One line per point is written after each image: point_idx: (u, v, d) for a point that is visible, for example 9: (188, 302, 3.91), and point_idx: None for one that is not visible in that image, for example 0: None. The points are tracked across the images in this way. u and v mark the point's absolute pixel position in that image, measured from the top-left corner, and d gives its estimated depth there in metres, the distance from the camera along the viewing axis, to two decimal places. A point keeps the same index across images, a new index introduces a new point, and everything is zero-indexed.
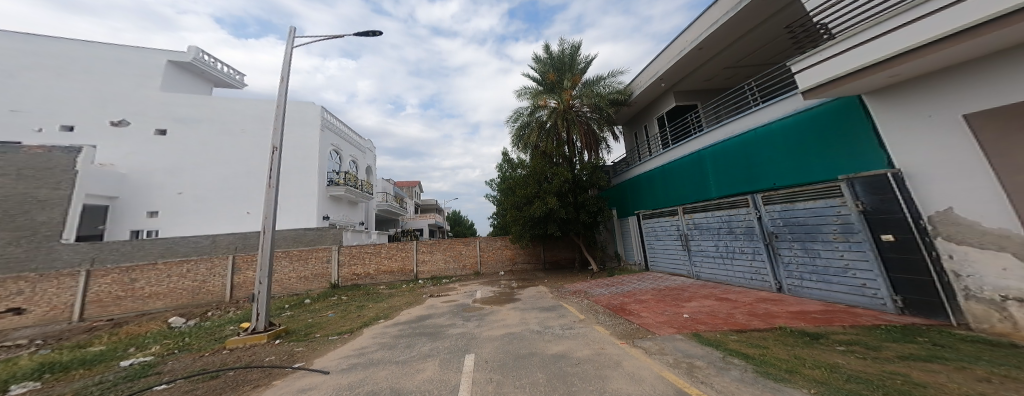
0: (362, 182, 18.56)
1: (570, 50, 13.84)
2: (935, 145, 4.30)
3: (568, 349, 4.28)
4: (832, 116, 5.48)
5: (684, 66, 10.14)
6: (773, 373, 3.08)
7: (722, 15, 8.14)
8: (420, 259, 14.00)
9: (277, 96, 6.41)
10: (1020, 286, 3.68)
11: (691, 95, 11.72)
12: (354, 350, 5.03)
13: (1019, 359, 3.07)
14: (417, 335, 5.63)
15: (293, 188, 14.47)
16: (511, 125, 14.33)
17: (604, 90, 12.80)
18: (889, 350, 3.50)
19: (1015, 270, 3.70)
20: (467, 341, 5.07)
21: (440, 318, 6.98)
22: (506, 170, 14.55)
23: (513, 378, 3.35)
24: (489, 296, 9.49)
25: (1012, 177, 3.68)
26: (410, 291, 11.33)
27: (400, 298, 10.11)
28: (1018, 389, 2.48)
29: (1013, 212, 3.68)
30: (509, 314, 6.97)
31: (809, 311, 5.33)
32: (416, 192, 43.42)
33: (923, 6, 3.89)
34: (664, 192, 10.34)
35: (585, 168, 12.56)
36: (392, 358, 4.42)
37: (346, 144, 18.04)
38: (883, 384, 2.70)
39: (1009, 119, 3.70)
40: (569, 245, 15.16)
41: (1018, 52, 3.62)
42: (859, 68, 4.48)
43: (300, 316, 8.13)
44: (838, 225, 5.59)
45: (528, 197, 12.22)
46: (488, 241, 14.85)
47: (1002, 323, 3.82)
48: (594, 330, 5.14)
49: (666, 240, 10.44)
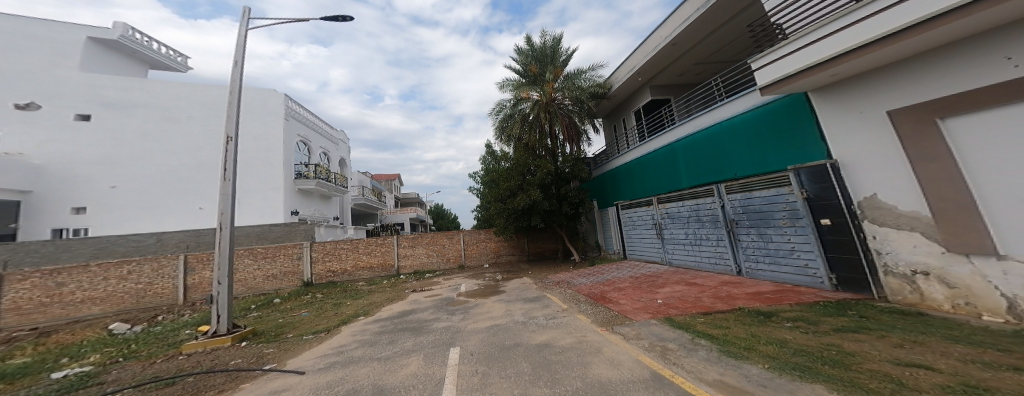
0: (336, 176, 17.72)
1: (552, 42, 13.84)
2: (865, 138, 4.76)
3: (551, 338, 4.41)
4: (784, 112, 5.91)
5: (658, 61, 10.47)
6: (733, 351, 3.34)
7: (693, 12, 8.39)
8: (402, 253, 13.73)
9: (230, 81, 5.91)
10: (925, 261, 4.25)
11: (666, 90, 12.14)
12: (332, 348, 4.91)
13: (925, 325, 3.54)
14: (400, 331, 5.55)
15: (257, 182, 13.56)
16: (494, 117, 14.29)
17: (584, 84, 12.99)
18: (826, 324, 3.89)
19: (923, 247, 4.26)
20: (452, 334, 5.06)
21: (424, 312, 6.90)
22: (491, 162, 14.77)
23: (497, 369, 3.40)
24: (473, 289, 9.48)
25: (919, 166, 4.18)
26: (391, 287, 11.09)
27: (381, 294, 9.90)
28: (923, 352, 2.86)
29: (923, 198, 4.19)
30: (493, 306, 7.02)
31: (763, 291, 5.80)
32: (396, 185, 42.19)
33: (860, 12, 4.28)
34: (641, 182, 10.71)
35: (568, 160, 12.63)
36: (373, 355, 4.33)
37: (315, 134, 17.04)
38: (821, 355, 3.01)
39: (922, 117, 4.13)
40: (552, 236, 15.39)
41: (931, 56, 4.08)
42: (806, 67, 4.88)
43: (269, 316, 7.74)
44: (786, 211, 6.06)
45: (512, 190, 12.30)
46: (471, 234, 14.78)
47: (912, 294, 4.39)
48: (575, 319, 5.31)
49: (642, 229, 10.88)
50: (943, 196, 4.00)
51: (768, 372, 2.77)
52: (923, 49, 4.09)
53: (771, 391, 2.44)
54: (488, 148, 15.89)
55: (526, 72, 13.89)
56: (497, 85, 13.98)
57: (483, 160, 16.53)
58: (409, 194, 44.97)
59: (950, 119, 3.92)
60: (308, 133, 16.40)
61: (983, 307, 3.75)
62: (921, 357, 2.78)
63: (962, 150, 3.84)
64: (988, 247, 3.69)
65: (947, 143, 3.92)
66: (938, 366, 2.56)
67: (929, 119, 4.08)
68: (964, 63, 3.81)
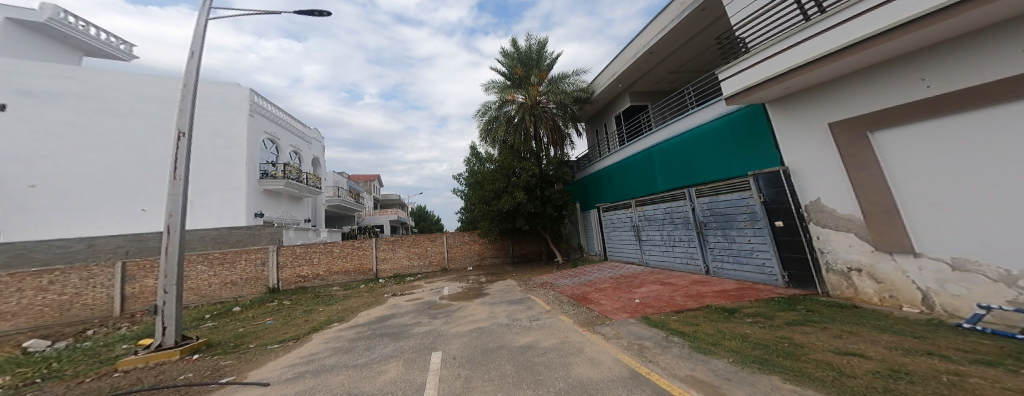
0: (309, 175, 16.85)
1: (537, 46, 13.96)
2: (811, 148, 5.22)
3: (535, 339, 4.41)
4: (745, 121, 6.32)
5: (638, 68, 10.86)
6: (702, 346, 3.51)
7: (670, 22, 8.76)
8: (382, 256, 13.33)
9: (185, 74, 5.47)
10: (858, 259, 4.73)
11: (644, 96, 12.59)
12: (301, 357, 4.64)
13: (859, 317, 3.92)
14: (378, 336, 5.35)
15: (217, 182, 12.64)
16: (479, 119, 14.26)
17: (568, 88, 13.16)
18: (781, 318, 4.19)
19: (857, 246, 4.73)
20: (434, 338, 4.94)
21: (404, 317, 6.69)
22: (477, 164, 14.78)
23: (481, 372, 3.36)
24: (457, 292, 9.33)
25: (853, 173, 4.65)
26: (369, 291, 10.67)
27: (358, 299, 9.51)
28: (858, 341, 3.15)
29: (857, 202, 4.67)
30: (477, 308, 6.93)
31: (727, 289, 6.15)
32: (375, 186, 40.82)
33: (802, 33, 4.71)
34: (620, 185, 11.02)
35: (552, 162, 12.77)
36: (348, 362, 4.14)
37: (284, 132, 16.13)
38: (776, 347, 3.23)
39: (856, 130, 4.60)
40: (536, 238, 15.40)
41: (861, 75, 4.55)
42: (761, 81, 5.30)
43: (228, 326, 7.20)
44: (747, 214, 6.47)
45: (496, 192, 12.28)
46: (455, 236, 14.57)
47: (848, 289, 4.87)
48: (558, 320, 5.35)
49: (622, 230, 11.19)
50: (871, 200, 4.49)
51: (733, 366, 2.93)
52: (858, 69, 4.54)
53: (735, 384, 2.57)
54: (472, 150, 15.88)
55: (512, 75, 13.95)
56: (482, 87, 13.92)
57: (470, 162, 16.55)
58: (389, 196, 43.66)
59: (878, 132, 4.39)
60: (277, 130, 15.51)
61: (905, 299, 4.23)
62: (855, 345, 3.06)
63: (887, 159, 4.31)
64: (906, 245, 4.17)
65: (875, 154, 4.40)
66: (868, 353, 2.82)
67: (861, 132, 4.55)
68: (887, 83, 4.28)
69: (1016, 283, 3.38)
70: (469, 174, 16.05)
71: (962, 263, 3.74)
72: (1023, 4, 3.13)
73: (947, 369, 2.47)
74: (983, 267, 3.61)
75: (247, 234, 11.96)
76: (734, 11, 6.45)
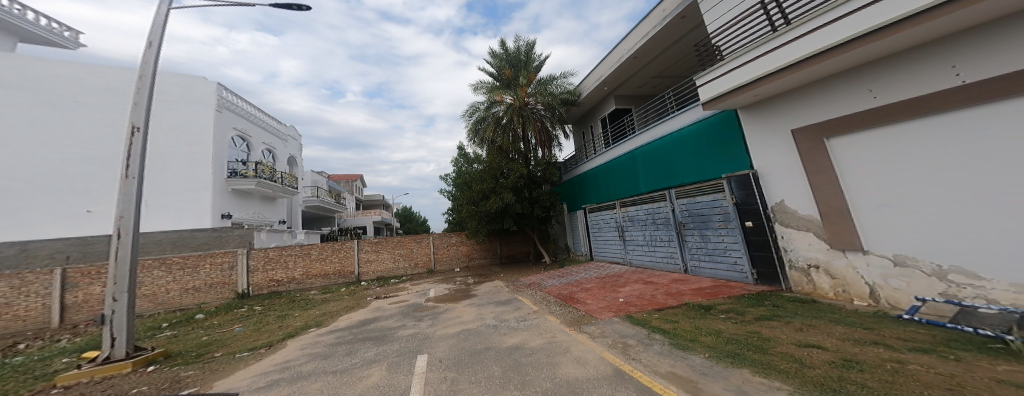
0: (285, 175, 16.14)
1: (525, 47, 14.02)
2: (776, 152, 5.57)
3: (522, 340, 4.40)
4: (719, 126, 6.59)
5: (623, 72, 11.12)
6: (680, 343, 3.63)
7: (652, 29, 9.03)
8: (364, 259, 12.95)
9: (141, 64, 5.09)
10: (817, 256, 5.10)
11: (628, 100, 12.90)
12: (277, 364, 4.41)
13: (816, 310, 4.20)
14: (361, 340, 5.17)
15: (181, 181, 11.85)
16: (467, 119, 14.26)
17: (556, 90, 13.24)
18: (751, 313, 4.39)
19: (815, 245, 5.10)
20: (420, 341, 4.83)
21: (388, 320, 6.51)
22: (466, 165, 14.74)
23: (468, 374, 3.31)
24: (443, 294, 9.18)
25: (813, 177, 5.03)
26: (350, 295, 10.31)
27: (338, 302, 9.17)
28: (817, 333, 3.36)
29: (815, 204, 5.05)
30: (464, 310, 6.84)
31: (703, 286, 6.39)
32: (358, 186, 39.66)
33: (766, 45, 5.03)
34: (606, 187, 11.21)
35: (540, 164, 12.79)
36: (327, 368, 3.98)
37: (256, 128, 15.35)
38: (746, 341, 3.39)
39: (815, 135, 4.97)
40: (524, 239, 15.37)
41: (818, 85, 4.92)
42: (730, 89, 5.60)
43: (188, 335, 6.73)
44: (721, 214, 6.74)
45: (484, 193, 12.23)
46: (442, 237, 14.38)
47: (807, 284, 5.24)
48: (545, 320, 5.36)
49: (607, 231, 11.40)
50: (827, 202, 4.88)
51: (709, 361, 3.04)
52: (818, 80, 4.90)
53: (711, 379, 2.67)
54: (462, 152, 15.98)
55: (500, 76, 13.98)
56: (470, 87, 13.88)
57: (460, 163, 16.58)
58: (372, 197, 42.49)
59: (834, 139, 4.77)
60: (248, 127, 14.73)
61: (856, 293, 4.63)
62: (813, 337, 3.26)
63: (842, 163, 4.70)
64: (857, 243, 4.58)
65: (831, 159, 4.78)
66: (824, 344, 3.02)
67: (819, 138, 4.93)
68: (840, 92, 4.66)
69: (947, 277, 3.81)
70: (457, 174, 16.01)
71: (903, 259, 4.16)
72: (951, 25, 3.51)
73: (890, 357, 2.69)
74: (920, 263, 4.02)
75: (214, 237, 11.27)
76: (709, 20, 6.74)
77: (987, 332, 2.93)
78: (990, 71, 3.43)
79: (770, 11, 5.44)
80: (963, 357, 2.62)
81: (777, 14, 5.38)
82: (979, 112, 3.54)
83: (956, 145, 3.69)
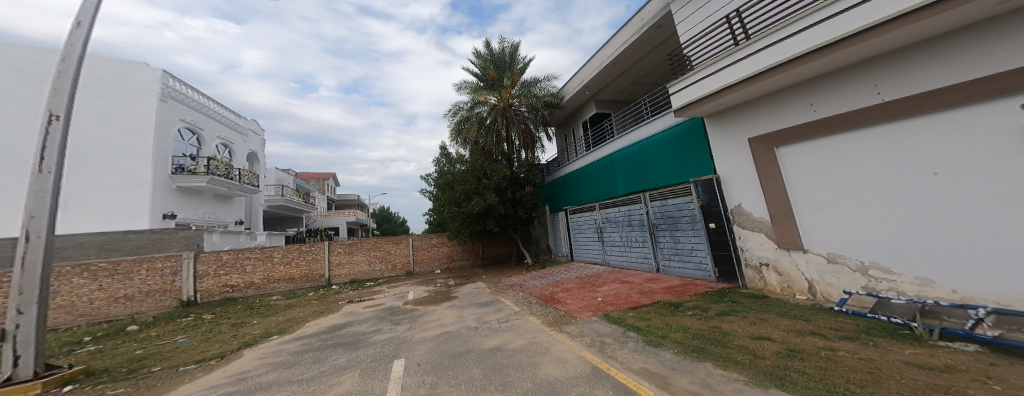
0: (243, 172, 15.13)
1: (510, 49, 14.01)
2: (734, 159, 5.96)
3: (504, 341, 4.34)
4: (688, 133, 6.87)
5: (603, 77, 11.39)
6: (653, 340, 3.73)
7: (630, 36, 9.31)
8: (337, 261, 12.38)
9: (66, 46, 4.53)
10: (767, 255, 5.50)
11: (608, 104, 13.20)
12: (230, 376, 4.05)
13: (765, 305, 4.50)
14: (332, 346, 4.89)
15: (119, 177, 10.74)
16: (450, 119, 14.15)
17: (539, 92, 13.28)
18: (714, 309, 4.62)
19: (767, 244, 5.50)
20: (397, 345, 4.63)
21: (362, 324, 6.21)
22: (448, 166, 14.59)
23: (447, 377, 3.21)
24: (422, 296, 8.92)
25: (765, 183, 5.47)
26: (318, 299, 9.77)
27: (305, 308, 8.65)
28: (765, 326, 3.61)
29: (767, 207, 5.47)
30: (444, 313, 6.66)
31: (672, 285, 6.66)
32: (330, 185, 37.81)
33: (725, 60, 5.41)
34: (586, 189, 11.40)
35: (523, 165, 12.80)
36: (292, 377, 3.72)
37: (208, 121, 14.16)
38: (709, 336, 3.55)
39: (767, 144, 5.40)
40: (506, 240, 15.29)
41: (769, 99, 5.37)
42: (694, 100, 5.95)
43: (117, 349, 6.04)
44: (688, 216, 7.05)
45: (467, 193, 12.08)
46: (421, 239, 14.05)
47: (759, 281, 5.64)
48: (527, 321, 5.33)
49: (586, 232, 11.60)
50: (776, 206, 5.33)
51: (678, 356, 3.14)
52: (768, 92, 5.33)
53: (679, 373, 2.76)
54: (443, 152, 15.84)
55: (484, 76, 13.92)
56: (454, 87, 13.74)
57: (442, 163, 16.39)
58: (346, 196, 40.67)
59: (782, 148, 5.23)
60: (198, 118, 13.55)
61: (797, 288, 5.08)
62: (761, 329, 3.51)
63: (789, 171, 5.16)
64: (798, 243, 5.06)
65: (780, 167, 5.24)
66: (771, 336, 3.26)
67: (771, 147, 5.37)
68: (789, 106, 5.10)
69: (867, 271, 4.34)
70: (439, 174, 15.79)
71: (834, 257, 4.65)
72: (877, 48, 3.97)
73: (823, 345, 2.95)
74: (847, 260, 4.54)
75: (155, 240, 10.27)
76: (681, 31, 7.06)
77: (897, 320, 3.39)
78: (906, 90, 3.91)
79: (733, 26, 5.81)
80: (879, 344, 2.96)
81: (739, 29, 5.76)
82: (895, 127, 4.02)
83: (877, 156, 4.19)
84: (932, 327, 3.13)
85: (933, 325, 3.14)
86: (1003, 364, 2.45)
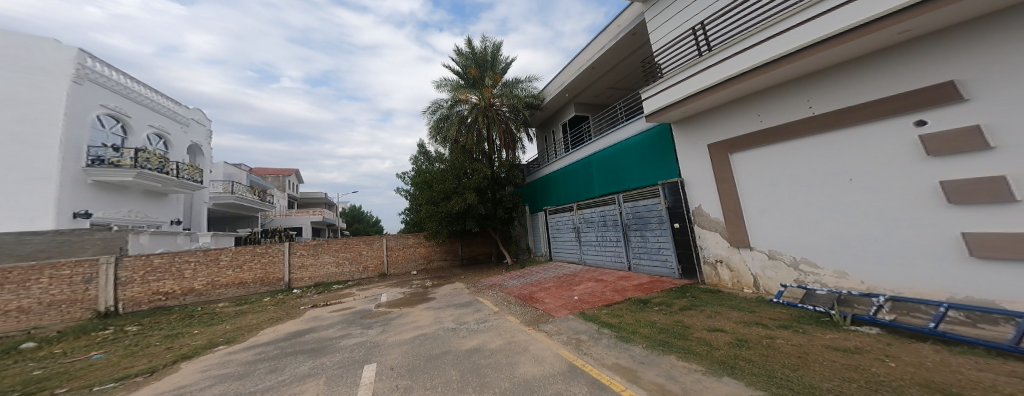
0: (184, 165, 13.50)
1: (492, 48, 13.96)
2: (695, 163, 6.34)
3: (482, 342, 4.30)
4: (658, 137, 7.19)
5: (582, 81, 11.66)
6: (626, 335, 3.86)
7: (608, 42, 9.59)
8: (297, 264, 11.72)
9: None
10: (721, 252, 5.92)
11: (587, 108, 13.50)
12: (167, 392, 3.69)
13: (717, 299, 4.83)
14: (294, 354, 4.60)
15: (16, 169, 8.88)
16: (429, 116, 13.94)
17: (520, 93, 13.32)
18: (677, 304, 4.88)
19: (721, 243, 5.92)
20: (368, 350, 4.44)
21: (328, 330, 5.90)
22: (427, 164, 14.32)
23: (422, 381, 3.13)
24: (397, 299, 8.63)
25: (721, 186, 5.87)
26: (276, 305, 9.14)
27: (260, 315, 8.04)
28: (718, 318, 3.88)
29: (721, 208, 5.89)
30: (421, 314, 6.50)
31: (641, 282, 6.95)
32: (293, 182, 35.53)
33: (687, 71, 5.77)
34: (565, 190, 11.57)
35: (504, 165, 12.77)
36: (246, 389, 3.44)
37: (140, 106, 12.29)
38: (673, 330, 3.73)
39: (723, 150, 5.81)
40: (486, 240, 15.21)
41: (726, 108, 5.77)
42: (660, 108, 6.30)
43: (18, 369, 5.23)
44: (657, 217, 7.37)
45: (445, 193, 11.88)
46: (397, 239, 13.63)
47: (714, 277, 6.04)
48: (506, 321, 5.32)
49: (564, 232, 11.78)
50: (729, 207, 5.76)
51: (646, 350, 3.28)
52: (724, 102, 5.74)
53: (648, 366, 2.87)
54: (421, 150, 15.51)
55: (466, 74, 13.80)
56: (434, 84, 13.49)
57: (420, 161, 16.06)
58: (313, 194, 38.50)
59: (736, 154, 5.65)
60: (127, 103, 11.67)
61: (745, 282, 5.52)
62: (711, 322, 3.79)
63: (741, 175, 5.59)
64: (745, 240, 5.51)
65: (734, 171, 5.66)
66: (724, 327, 3.50)
67: (726, 153, 5.78)
68: (743, 116, 5.51)
69: (798, 266, 4.88)
70: (416, 172, 15.44)
71: (775, 253, 5.13)
72: (815, 66, 4.41)
73: (763, 334, 3.24)
74: (783, 255, 5.05)
75: (60, 243, 8.69)
76: (654, 38, 7.37)
77: (819, 308, 3.92)
78: (833, 104, 4.38)
79: (698, 37, 6.16)
80: (806, 330, 3.32)
81: (703, 40, 6.12)
82: (827, 137, 4.48)
83: (813, 162, 4.64)
84: (845, 314, 3.67)
85: (846, 312, 3.69)
86: (897, 344, 2.93)
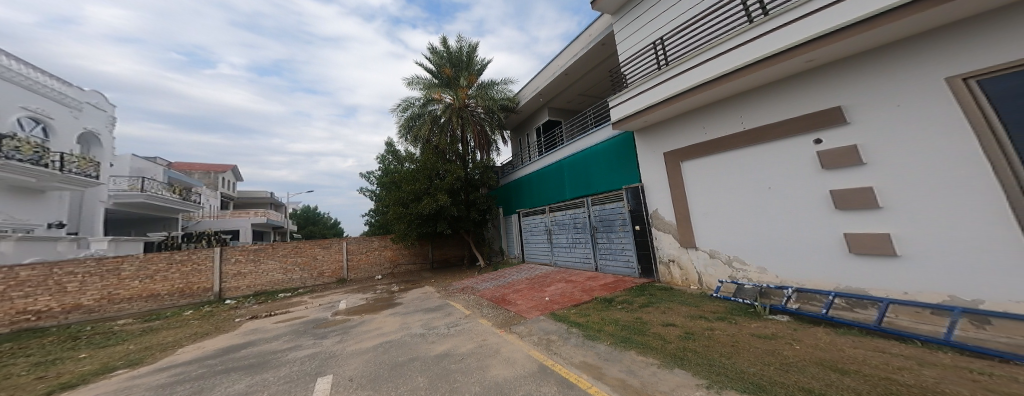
0: (77, 157, 11.28)
1: (467, 49, 13.86)
2: (653, 169, 6.73)
3: (452, 346, 4.24)
4: (623, 144, 7.53)
5: (555, 86, 11.93)
6: (593, 334, 4.00)
7: (581, 50, 9.91)
8: (234, 271, 10.75)
9: None
10: (673, 252, 6.33)
11: (559, 113, 13.82)
12: None
13: (673, 295, 5.16)
14: (231, 371, 4.24)
15: None
16: (399, 114, 13.54)
17: (496, 94, 13.31)
18: (636, 302, 5.14)
19: (672, 243, 6.33)
20: (323, 361, 4.20)
21: (272, 342, 5.48)
22: (397, 164, 13.88)
23: (387, 390, 3.02)
24: (360, 305, 8.24)
25: (673, 190, 6.28)
26: (207, 318, 8.28)
27: (184, 329, 7.23)
28: (670, 314, 4.13)
29: (674, 211, 6.30)
30: (386, 321, 6.28)
31: (607, 281, 7.27)
32: (225, 179, 31.98)
33: (643, 85, 6.21)
34: (538, 193, 11.74)
35: (478, 167, 12.71)
36: None
37: (12, 85, 10.15)
38: (635, 327, 3.92)
39: (673, 159, 6.27)
40: (458, 243, 15.02)
41: (677, 121, 6.24)
42: (620, 118, 6.71)
43: None
44: (620, 220, 7.71)
45: (415, 194, 11.57)
46: (359, 242, 13.09)
47: (668, 276, 6.43)
48: (477, 324, 5.28)
49: (536, 235, 11.93)
50: (680, 210, 6.17)
51: (611, 347, 3.43)
52: (676, 115, 6.19)
53: (611, 363, 3.01)
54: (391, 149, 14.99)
55: (440, 74, 13.57)
56: (406, 81, 13.10)
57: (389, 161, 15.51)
58: (262, 194, 35.55)
59: (685, 162, 6.09)
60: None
61: (691, 279, 5.97)
62: (663, 318, 4.05)
63: (689, 182, 6.05)
64: (690, 241, 5.96)
65: (682, 179, 6.11)
66: (677, 323, 3.73)
67: (676, 162, 6.23)
68: (690, 128, 6.00)
69: (731, 263, 5.39)
70: (385, 172, 14.89)
71: (716, 253, 5.60)
72: (748, 86, 4.93)
73: (702, 327, 3.51)
74: (722, 254, 5.52)
75: None
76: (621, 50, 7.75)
77: (744, 300, 4.51)
78: (762, 121, 4.91)
79: (658, 52, 6.60)
80: (738, 321, 3.67)
81: (662, 56, 6.56)
82: (760, 149, 4.98)
83: (749, 171, 5.13)
84: (766, 305, 4.23)
85: (766, 304, 4.23)
86: (801, 329, 3.39)
